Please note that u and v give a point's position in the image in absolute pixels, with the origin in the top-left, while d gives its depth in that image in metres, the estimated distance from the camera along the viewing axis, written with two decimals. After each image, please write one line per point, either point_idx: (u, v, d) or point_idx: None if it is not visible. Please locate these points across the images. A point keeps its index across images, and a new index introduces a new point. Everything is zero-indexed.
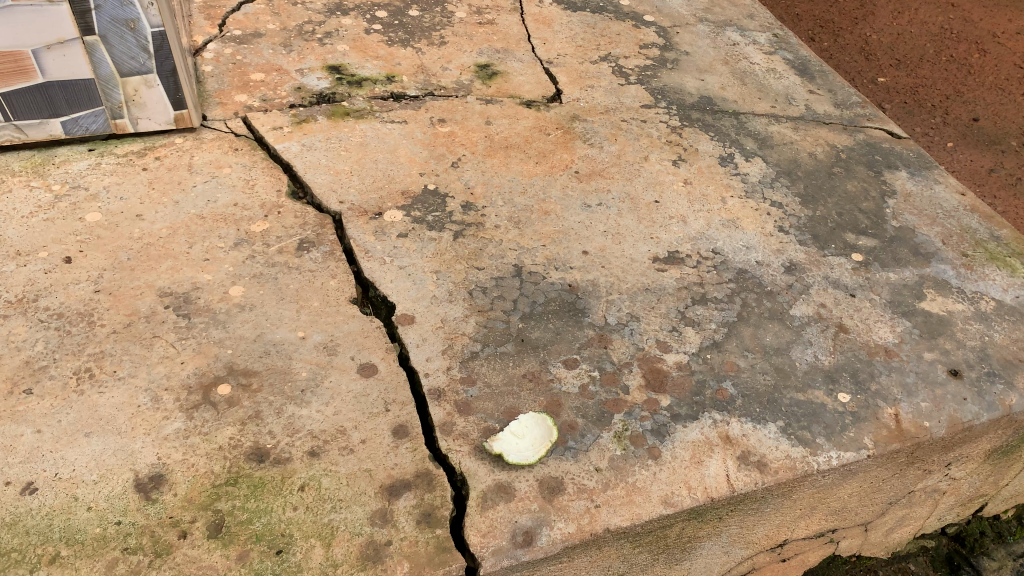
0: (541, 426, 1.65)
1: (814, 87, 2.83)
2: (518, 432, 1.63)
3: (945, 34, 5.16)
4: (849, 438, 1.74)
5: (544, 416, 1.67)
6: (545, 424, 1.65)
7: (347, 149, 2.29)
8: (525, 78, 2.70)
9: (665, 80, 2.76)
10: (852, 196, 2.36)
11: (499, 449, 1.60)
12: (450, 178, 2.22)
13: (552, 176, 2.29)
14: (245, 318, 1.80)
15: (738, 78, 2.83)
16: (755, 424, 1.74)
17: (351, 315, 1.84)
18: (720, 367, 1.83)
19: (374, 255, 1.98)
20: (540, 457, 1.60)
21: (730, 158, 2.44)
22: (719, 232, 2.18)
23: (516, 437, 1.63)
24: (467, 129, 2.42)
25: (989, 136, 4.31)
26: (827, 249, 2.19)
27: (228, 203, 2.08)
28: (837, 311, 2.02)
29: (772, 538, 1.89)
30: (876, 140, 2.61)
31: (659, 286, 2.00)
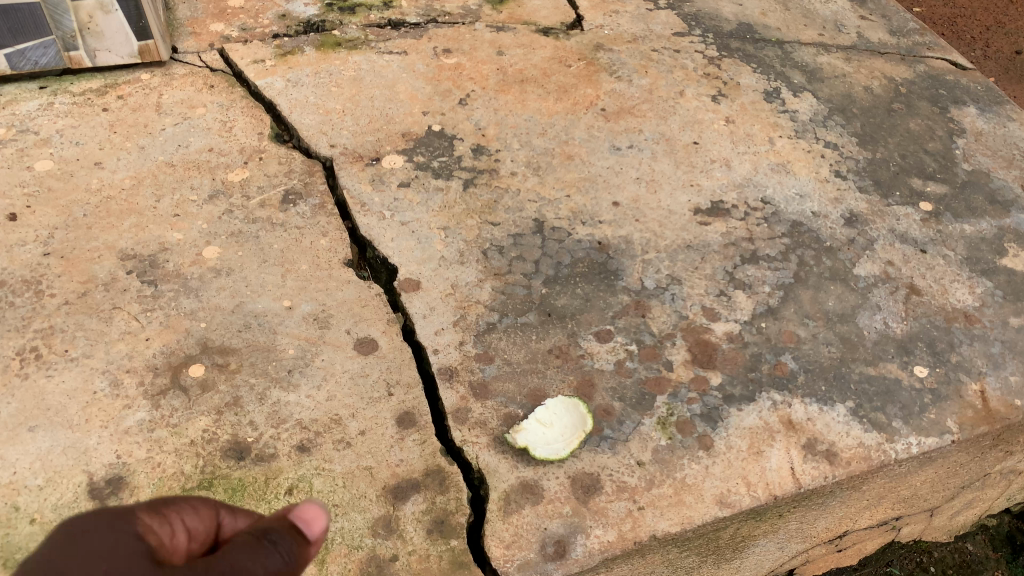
0: (568, 414, 1.40)
1: (865, 12, 2.51)
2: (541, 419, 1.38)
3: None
4: (929, 422, 1.50)
5: (575, 401, 1.42)
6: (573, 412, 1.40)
7: (338, 85, 1.98)
8: (540, 2, 2.37)
9: (698, 5, 2.43)
10: (915, 135, 2.07)
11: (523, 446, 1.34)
12: (458, 117, 1.93)
13: (575, 114, 1.99)
14: (222, 285, 1.53)
15: (780, 2, 2.50)
16: (821, 406, 1.48)
17: (345, 280, 1.57)
18: (777, 338, 1.57)
19: (372, 209, 1.70)
20: (571, 451, 1.35)
21: (777, 93, 2.14)
22: (768, 177, 1.90)
23: (542, 426, 1.37)
24: (476, 60, 2.11)
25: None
26: (891, 197, 1.90)
27: (202, 149, 1.79)
28: (906, 270, 1.75)
29: (831, 531, 1.66)
30: (939, 71, 2.29)
31: (704, 242, 1.73)
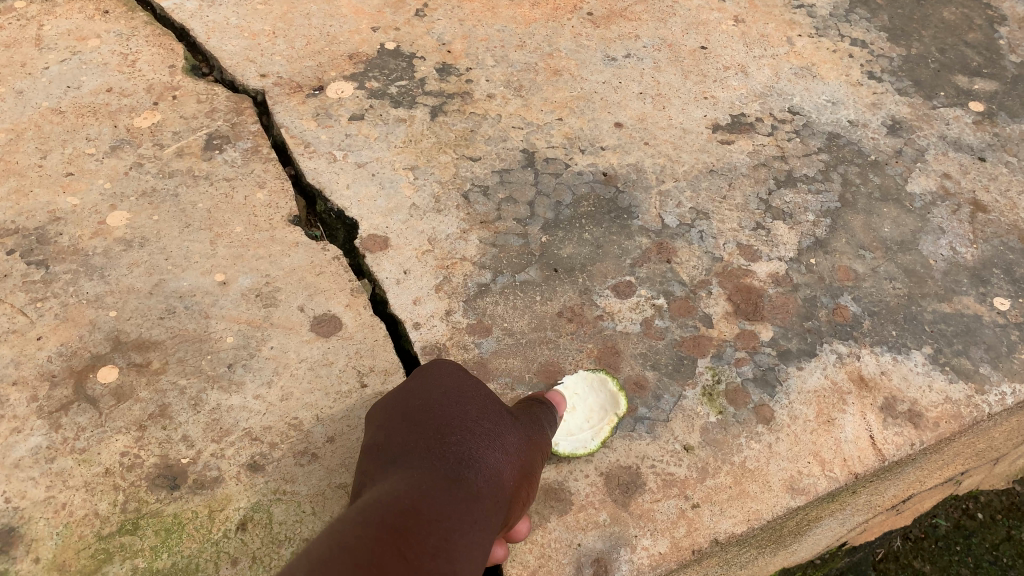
0: (593, 392, 1.11)
1: None
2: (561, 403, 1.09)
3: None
4: (1022, 364, 1.23)
5: (602, 375, 1.12)
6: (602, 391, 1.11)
7: (265, 1, 1.61)
8: None
9: None
10: (951, 26, 1.78)
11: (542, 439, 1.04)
12: (416, 32, 1.58)
13: (557, 22, 1.65)
14: (135, 260, 1.19)
15: None
16: (895, 355, 1.21)
17: (293, 242, 1.24)
18: (831, 276, 1.29)
19: (320, 150, 1.36)
20: (602, 442, 1.06)
21: None
22: (793, 83, 1.59)
23: (564, 411, 1.08)
24: None
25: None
26: (936, 98, 1.61)
27: (99, 90, 1.42)
28: (966, 183, 1.47)
29: (896, 496, 1.40)
30: None
31: (728, 165, 1.43)
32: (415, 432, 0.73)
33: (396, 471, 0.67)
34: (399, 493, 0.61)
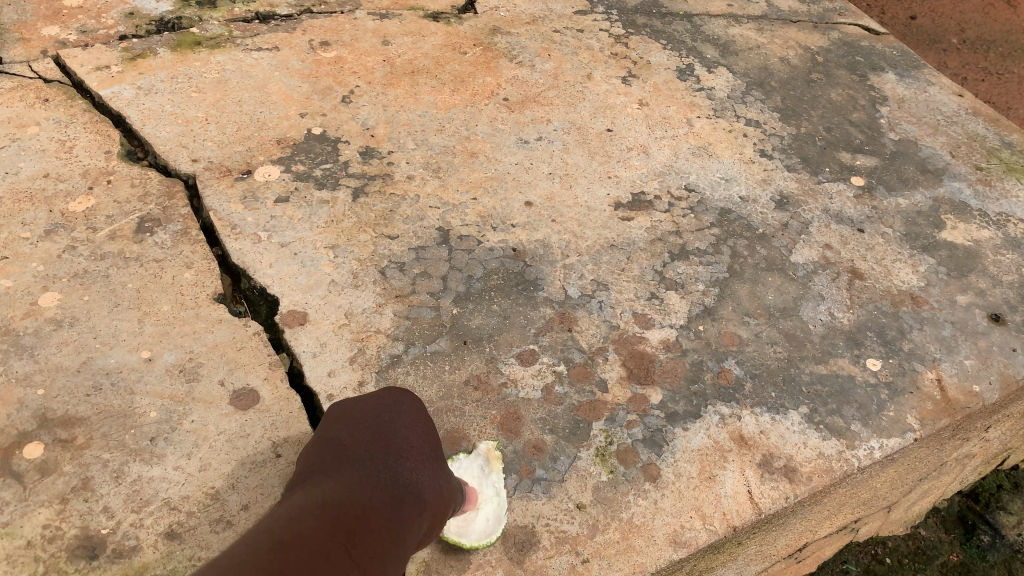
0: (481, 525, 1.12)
1: None
2: (496, 494, 1.15)
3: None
4: (889, 420, 1.35)
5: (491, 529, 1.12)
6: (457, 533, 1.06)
7: (199, 89, 1.72)
8: None
9: None
10: (838, 106, 1.95)
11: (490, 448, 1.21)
12: (342, 118, 1.69)
13: (476, 106, 1.79)
14: (64, 340, 1.27)
15: None
16: (773, 415, 1.32)
17: (217, 320, 1.33)
18: (717, 342, 1.41)
19: (245, 232, 1.45)
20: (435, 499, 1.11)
21: (690, 70, 1.98)
22: (689, 162, 1.75)
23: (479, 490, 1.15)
24: (359, 52, 1.87)
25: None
26: (821, 174, 1.77)
27: (36, 176, 1.50)
28: (846, 253, 1.61)
29: (791, 546, 1.50)
30: (854, 38, 2.19)
31: (627, 239, 1.56)
32: (365, 452, 0.79)
33: (348, 470, 0.75)
34: (351, 495, 0.69)
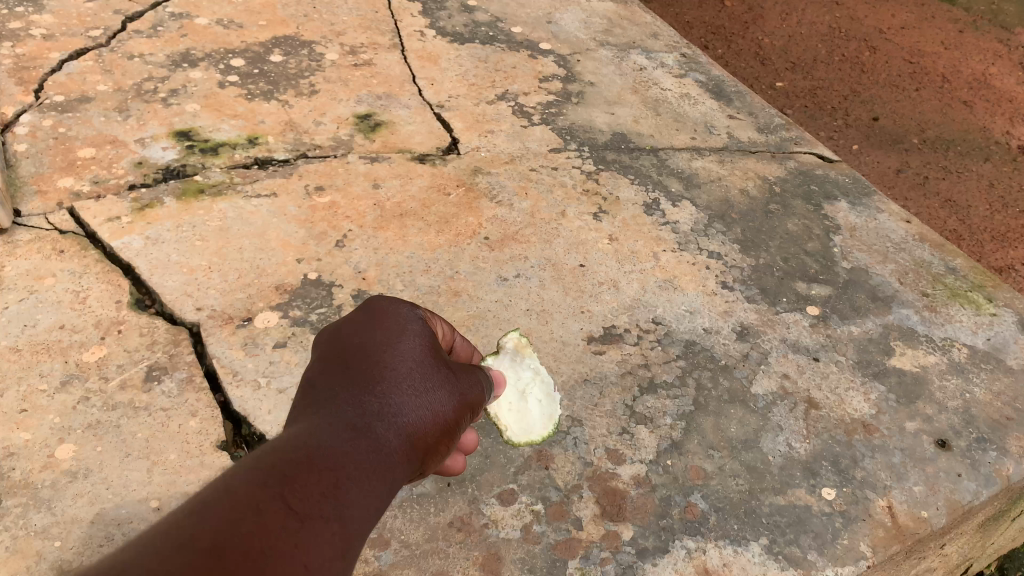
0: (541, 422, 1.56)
1: (733, 111, 2.55)
2: (535, 376, 1.61)
3: (835, 57, 5.20)
4: (844, 549, 1.46)
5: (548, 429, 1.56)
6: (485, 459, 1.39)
7: (203, 237, 1.86)
8: (415, 126, 2.31)
9: (572, 117, 2.44)
10: (794, 236, 2.11)
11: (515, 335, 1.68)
12: (335, 262, 1.84)
13: (459, 246, 1.94)
14: (79, 492, 1.37)
15: (651, 108, 2.52)
16: (735, 548, 1.43)
17: (220, 468, 1.43)
18: (683, 476, 1.52)
19: (246, 378, 1.57)
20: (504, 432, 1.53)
21: (657, 205, 2.15)
22: (657, 296, 1.89)
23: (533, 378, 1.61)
24: (351, 196, 2.03)
25: (888, 166, 4.41)
26: (779, 304, 1.91)
27: (52, 328, 1.63)
28: (802, 383, 1.74)
29: None
30: (809, 167, 2.37)
31: (600, 375, 1.69)
32: (340, 386, 0.97)
33: (320, 413, 0.93)
34: (303, 441, 0.86)
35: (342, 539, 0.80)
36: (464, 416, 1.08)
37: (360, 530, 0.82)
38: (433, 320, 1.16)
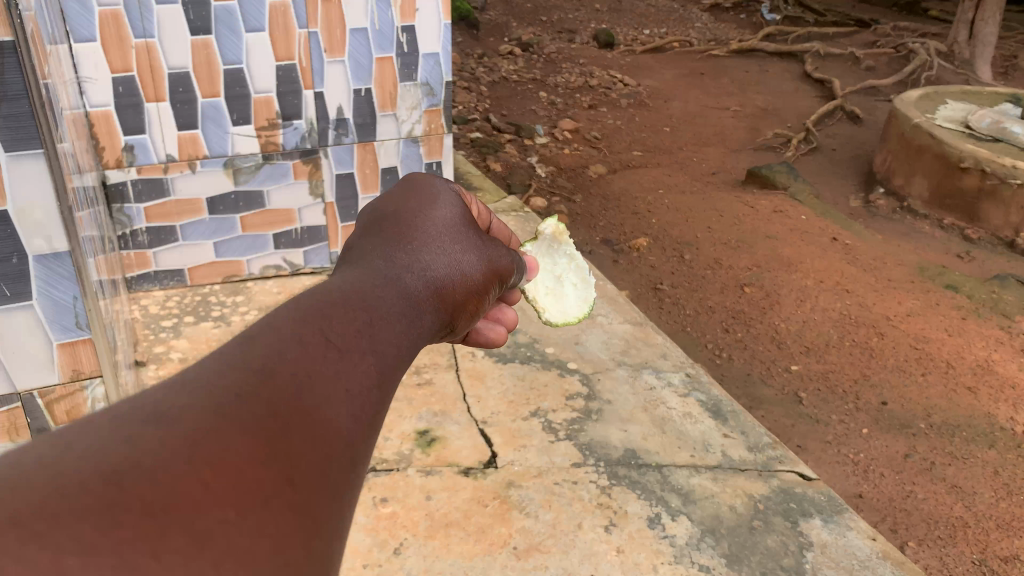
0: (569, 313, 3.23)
1: (728, 430, 3.05)
2: (569, 258, 3.33)
3: (846, 342, 5.73)
4: None
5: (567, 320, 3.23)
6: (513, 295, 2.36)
7: None
8: (463, 441, 2.88)
9: (591, 433, 2.97)
10: (773, 551, 2.53)
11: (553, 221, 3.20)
12: (392, 567, 2.35)
13: (492, 554, 2.42)
14: None
15: (658, 425, 3.05)
16: None
17: None
18: None
19: None
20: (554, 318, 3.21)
21: (657, 518, 2.61)
22: None
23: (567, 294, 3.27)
24: (409, 507, 2.57)
25: (897, 450, 4.81)
26: None
27: None
28: None
29: None
30: (790, 484, 2.82)
31: None
32: (390, 241, 1.64)
33: (362, 273, 1.46)
34: (340, 296, 1.30)
35: (367, 375, 1.18)
36: (481, 280, 1.80)
37: (419, 322, 1.44)
38: (461, 194, 2.02)
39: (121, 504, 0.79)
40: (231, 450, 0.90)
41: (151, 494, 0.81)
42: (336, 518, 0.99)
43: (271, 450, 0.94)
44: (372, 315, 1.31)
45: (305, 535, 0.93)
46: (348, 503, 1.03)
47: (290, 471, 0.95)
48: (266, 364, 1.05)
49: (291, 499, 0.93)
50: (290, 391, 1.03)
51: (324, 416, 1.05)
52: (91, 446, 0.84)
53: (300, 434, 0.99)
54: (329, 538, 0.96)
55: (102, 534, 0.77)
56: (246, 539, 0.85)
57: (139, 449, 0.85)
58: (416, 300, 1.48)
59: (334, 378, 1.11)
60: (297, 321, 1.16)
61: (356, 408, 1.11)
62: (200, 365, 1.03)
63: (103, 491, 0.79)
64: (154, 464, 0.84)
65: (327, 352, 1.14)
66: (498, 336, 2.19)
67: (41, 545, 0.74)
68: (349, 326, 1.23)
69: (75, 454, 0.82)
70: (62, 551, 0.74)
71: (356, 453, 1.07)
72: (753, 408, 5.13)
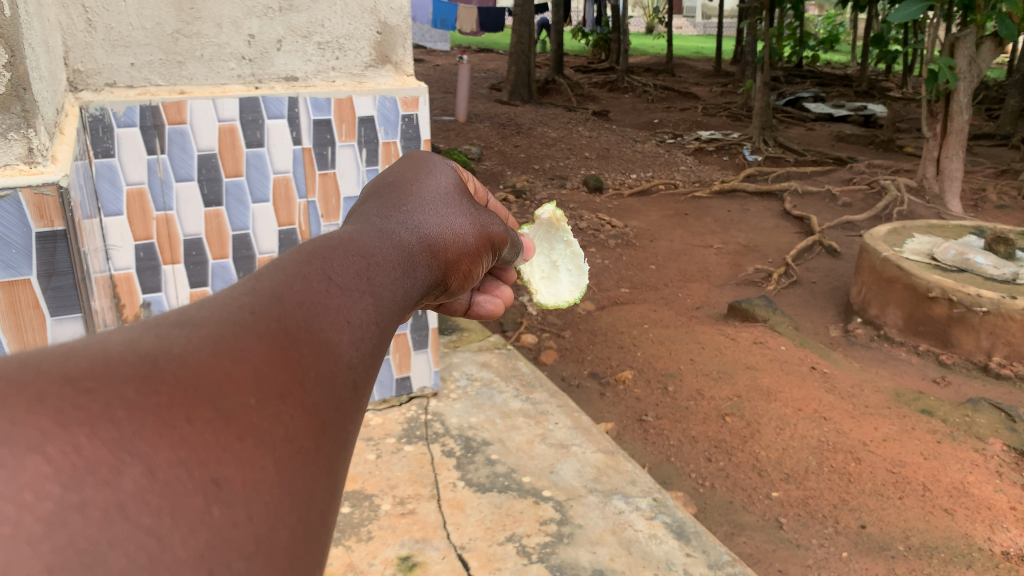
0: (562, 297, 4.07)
1: (689, 549, 3.28)
2: (566, 245, 4.14)
3: (824, 467, 5.93)
4: None
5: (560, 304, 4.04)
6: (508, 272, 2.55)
7: None
8: (441, 565, 3.13)
9: (562, 555, 3.20)
10: None
11: (552, 209, 4.02)
12: None
13: None
14: None
15: (625, 546, 3.28)
16: None
17: None
18: None
19: None
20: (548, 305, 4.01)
21: None
22: None
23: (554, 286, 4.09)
24: None
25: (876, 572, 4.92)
26: None
27: None
28: None
29: None
30: None
31: None
32: (388, 202, 1.77)
33: (366, 224, 1.61)
34: (342, 239, 1.44)
35: (368, 299, 1.32)
36: (483, 240, 1.93)
37: (415, 277, 1.55)
38: (458, 171, 2.15)
39: (157, 378, 0.93)
40: (249, 352, 1.05)
41: (183, 373, 0.96)
42: (340, 425, 1.13)
43: (284, 357, 1.09)
44: (370, 260, 1.42)
45: (313, 433, 1.08)
46: (354, 412, 1.17)
47: (300, 375, 1.09)
48: (275, 289, 1.18)
49: (301, 399, 1.08)
50: (296, 313, 1.16)
51: (324, 340, 1.18)
52: (128, 338, 0.98)
53: (306, 349, 1.13)
54: (335, 442, 1.11)
55: (142, 397, 0.89)
56: (262, 422, 1.00)
57: (170, 341, 0.99)
58: (413, 254, 1.59)
59: (336, 310, 1.24)
60: (301, 261, 1.28)
61: (357, 337, 1.24)
62: (216, 291, 1.17)
63: (139, 365, 0.93)
64: (183, 352, 0.98)
65: (330, 287, 1.27)
66: (496, 308, 2.39)
67: (92, 398, 0.85)
68: (349, 268, 1.35)
69: (116, 342, 0.96)
70: (111, 406, 0.86)
71: (359, 375, 1.21)
72: (735, 535, 5.31)
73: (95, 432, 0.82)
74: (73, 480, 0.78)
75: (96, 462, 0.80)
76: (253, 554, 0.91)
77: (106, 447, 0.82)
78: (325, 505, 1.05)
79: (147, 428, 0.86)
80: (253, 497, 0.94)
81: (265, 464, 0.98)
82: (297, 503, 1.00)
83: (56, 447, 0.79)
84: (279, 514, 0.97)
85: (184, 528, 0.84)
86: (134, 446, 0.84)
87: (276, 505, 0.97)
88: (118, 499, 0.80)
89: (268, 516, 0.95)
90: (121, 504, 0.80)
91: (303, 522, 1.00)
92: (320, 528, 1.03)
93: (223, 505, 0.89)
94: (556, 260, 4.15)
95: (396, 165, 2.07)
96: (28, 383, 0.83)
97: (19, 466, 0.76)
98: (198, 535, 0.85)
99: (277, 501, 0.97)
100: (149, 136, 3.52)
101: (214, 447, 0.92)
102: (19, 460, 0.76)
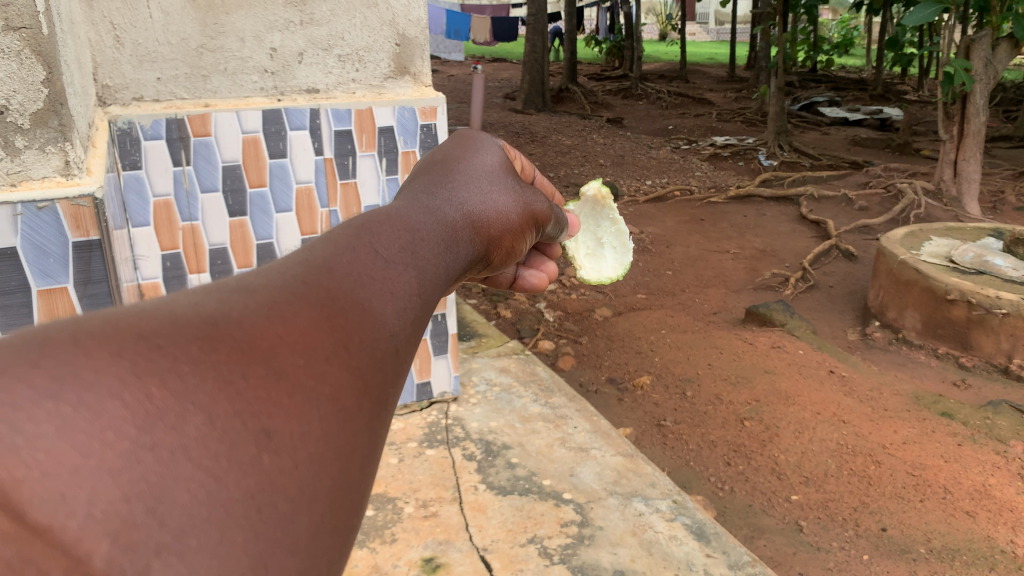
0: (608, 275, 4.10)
1: (710, 550, 3.31)
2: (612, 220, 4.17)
3: (844, 470, 5.93)
4: None
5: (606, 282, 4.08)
6: (553, 248, 2.61)
7: None
8: (464, 566, 3.18)
9: (583, 556, 3.24)
10: None
11: (597, 186, 4.07)
12: None
13: None
14: None
15: (645, 547, 3.32)
16: None
17: None
18: None
19: None
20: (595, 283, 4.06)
21: None
22: None
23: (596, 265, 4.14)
24: None
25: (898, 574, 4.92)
26: None
27: None
28: None
29: None
30: None
31: None
32: (433, 179, 1.82)
33: (413, 200, 1.66)
34: (390, 213, 1.49)
35: (413, 271, 1.36)
36: (526, 217, 1.96)
37: (458, 252, 1.59)
38: (506, 148, 2.18)
39: (218, 338, 0.99)
40: (299, 316, 1.10)
41: (241, 336, 1.02)
42: (384, 387, 1.17)
43: (331, 322, 1.14)
44: (416, 235, 1.46)
45: (357, 392, 1.12)
46: (398, 376, 1.21)
47: (346, 340, 1.14)
48: (325, 260, 1.24)
49: (347, 361, 1.13)
50: (344, 283, 1.21)
51: (371, 308, 1.22)
52: (192, 301, 1.04)
53: (353, 316, 1.18)
54: (377, 402, 1.16)
55: (204, 354, 0.96)
56: (310, 380, 1.06)
57: (228, 306, 1.05)
58: (456, 230, 1.63)
59: (382, 282, 1.28)
60: (349, 235, 1.33)
61: (401, 307, 1.28)
62: (270, 261, 1.23)
63: (203, 326, 1.00)
64: (241, 316, 1.05)
65: (377, 259, 1.31)
66: (540, 281, 2.47)
67: (161, 353, 0.93)
68: (394, 242, 1.39)
69: (183, 305, 1.03)
70: (177, 360, 0.93)
71: (402, 341, 1.25)
72: (755, 538, 5.31)
73: (164, 383, 0.90)
74: (145, 423, 0.86)
75: (165, 409, 0.88)
76: (297, 499, 0.97)
77: (174, 397, 0.90)
78: (366, 459, 1.10)
79: (207, 382, 0.94)
80: (299, 447, 1.00)
81: (311, 418, 1.03)
82: (340, 456, 1.05)
83: (133, 394, 0.87)
84: (322, 465, 1.02)
85: (237, 471, 0.92)
86: (196, 397, 0.91)
87: (319, 456, 1.02)
88: (183, 442, 0.88)
89: (313, 465, 1.01)
90: (185, 446, 0.88)
91: (344, 473, 1.05)
92: (361, 480, 1.08)
93: (272, 453, 0.96)
94: (601, 237, 4.20)
95: (445, 144, 2.12)
96: (107, 338, 0.90)
97: (101, 409, 0.83)
98: (249, 477, 0.92)
99: (320, 452, 1.02)
100: (175, 148, 3.61)
101: (266, 401, 0.99)
102: (101, 404, 0.84)
